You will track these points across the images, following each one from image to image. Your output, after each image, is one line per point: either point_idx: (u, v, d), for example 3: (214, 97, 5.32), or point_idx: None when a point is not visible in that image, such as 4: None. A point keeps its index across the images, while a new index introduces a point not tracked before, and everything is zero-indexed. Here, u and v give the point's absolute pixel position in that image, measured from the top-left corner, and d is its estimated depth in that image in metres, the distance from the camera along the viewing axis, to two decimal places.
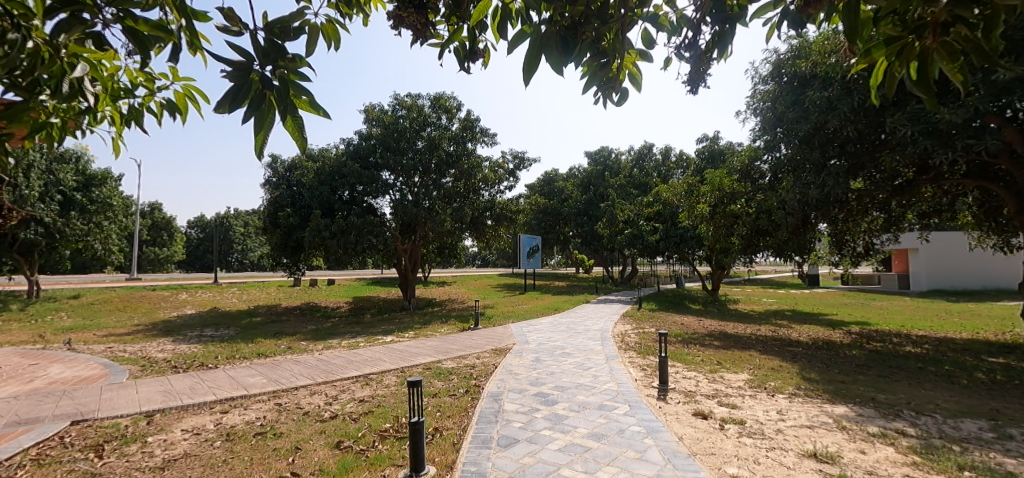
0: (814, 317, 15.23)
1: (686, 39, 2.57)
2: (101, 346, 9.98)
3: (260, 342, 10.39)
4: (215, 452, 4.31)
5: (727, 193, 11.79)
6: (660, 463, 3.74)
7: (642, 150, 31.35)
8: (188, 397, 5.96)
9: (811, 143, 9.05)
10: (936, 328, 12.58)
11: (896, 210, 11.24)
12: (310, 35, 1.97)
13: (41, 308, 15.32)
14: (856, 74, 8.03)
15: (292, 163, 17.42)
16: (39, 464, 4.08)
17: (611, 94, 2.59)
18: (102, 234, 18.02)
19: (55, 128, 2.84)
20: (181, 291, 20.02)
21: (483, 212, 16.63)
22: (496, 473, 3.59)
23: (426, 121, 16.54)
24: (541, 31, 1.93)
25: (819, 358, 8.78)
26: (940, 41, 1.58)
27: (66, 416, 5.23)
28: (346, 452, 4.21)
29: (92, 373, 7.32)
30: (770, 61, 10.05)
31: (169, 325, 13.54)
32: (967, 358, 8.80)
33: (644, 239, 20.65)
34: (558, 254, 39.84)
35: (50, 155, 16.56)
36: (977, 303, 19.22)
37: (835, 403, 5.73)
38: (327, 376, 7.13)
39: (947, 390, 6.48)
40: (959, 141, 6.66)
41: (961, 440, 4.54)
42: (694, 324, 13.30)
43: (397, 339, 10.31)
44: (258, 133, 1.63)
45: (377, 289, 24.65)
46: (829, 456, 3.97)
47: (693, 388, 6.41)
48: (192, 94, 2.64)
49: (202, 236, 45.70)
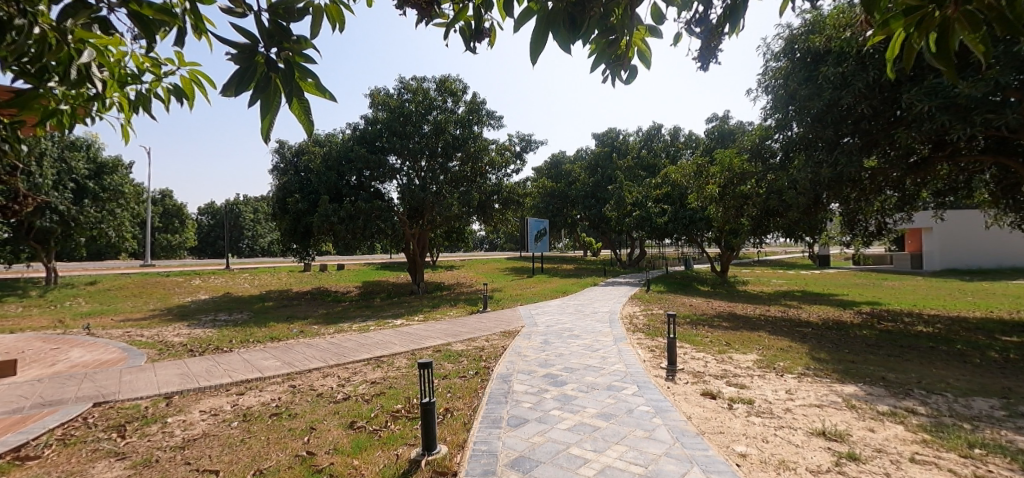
0: (825, 298, 15.16)
1: (697, 15, 2.51)
2: (118, 330, 10.25)
3: (272, 326, 10.55)
4: (232, 432, 4.43)
5: (737, 174, 11.77)
6: (669, 441, 3.78)
7: (650, 131, 30.88)
8: (205, 380, 6.11)
9: (823, 120, 8.84)
10: (949, 308, 12.49)
11: (910, 188, 11.05)
12: (314, 17, 1.93)
13: (59, 294, 15.66)
14: (872, 48, 7.85)
15: (298, 148, 17.42)
16: (65, 443, 4.22)
17: (620, 71, 2.55)
18: (116, 222, 18.24)
19: (65, 115, 2.86)
20: (194, 277, 20.29)
21: (490, 196, 16.54)
22: (507, 451, 3.66)
23: (432, 105, 16.37)
24: (548, 8, 1.88)
25: (829, 338, 8.75)
26: (962, 11, 1.49)
27: (88, 398, 5.39)
28: (359, 432, 4.30)
29: (112, 357, 7.52)
30: (782, 37, 9.78)
31: (183, 309, 13.77)
32: (981, 337, 8.71)
33: (652, 221, 20.51)
34: (566, 238, 39.78)
35: (61, 143, 16.79)
36: (990, 282, 18.97)
37: (845, 383, 5.72)
38: (338, 358, 7.24)
39: (958, 370, 6.43)
40: (977, 116, 6.50)
41: (972, 418, 4.52)
42: (702, 305, 13.40)
43: (406, 323, 10.42)
44: (265, 116, 1.62)
45: (387, 273, 24.92)
46: (838, 435, 3.99)
47: (702, 368, 6.43)
48: (198, 80, 2.66)
49: (213, 222, 46.39)
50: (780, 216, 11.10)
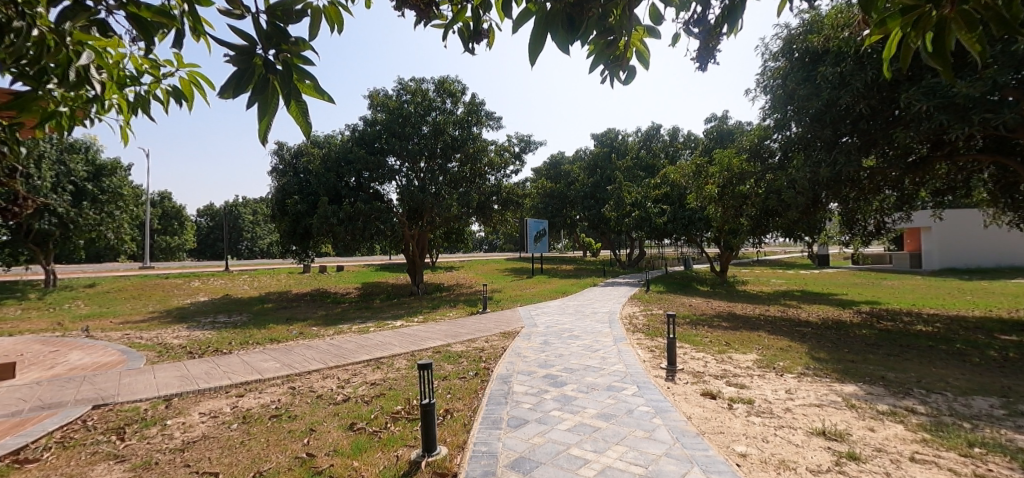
0: (824, 298, 15.19)
1: (695, 15, 2.51)
2: (118, 333, 10.23)
3: (272, 328, 10.55)
4: (232, 434, 4.43)
5: (736, 174, 11.76)
6: (669, 442, 3.78)
7: (649, 131, 30.93)
8: (204, 382, 6.10)
9: (822, 120, 8.83)
10: (948, 307, 12.50)
11: (909, 187, 11.07)
12: (313, 19, 1.93)
13: (59, 297, 15.65)
14: (870, 48, 7.87)
15: (298, 149, 17.42)
16: (64, 446, 4.21)
17: (618, 72, 2.55)
18: (115, 224, 18.24)
19: (65, 117, 2.87)
20: (193, 279, 20.28)
21: (490, 197, 16.55)
22: (506, 452, 3.66)
23: (431, 106, 16.40)
24: (546, 10, 1.89)
25: (828, 337, 8.77)
26: (959, 11, 1.49)
27: (87, 401, 5.38)
28: (358, 434, 4.30)
29: (112, 359, 7.51)
30: (781, 37, 9.77)
31: (182, 311, 13.76)
32: (980, 336, 8.72)
33: (651, 222, 20.52)
34: (565, 239, 39.80)
35: (60, 146, 16.76)
36: (989, 281, 19.00)
37: (845, 382, 5.73)
38: (338, 360, 7.24)
39: (958, 369, 6.44)
40: (975, 115, 6.51)
41: (971, 417, 4.53)
42: (701, 305, 13.41)
43: (406, 324, 10.42)
44: (262, 118, 1.62)
45: (386, 275, 24.96)
46: (837, 434, 3.99)
47: (702, 368, 6.44)
48: (197, 81, 2.66)
49: (212, 224, 46.45)
50: (779, 216, 11.12)
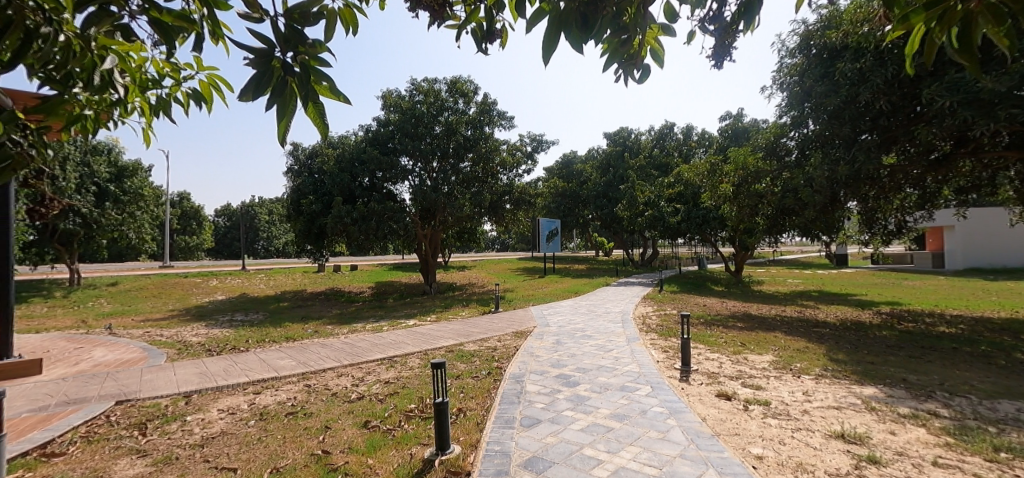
0: (842, 298, 14.89)
1: (710, 12, 2.49)
2: (139, 330, 10.49)
3: (288, 326, 10.71)
4: (250, 431, 4.51)
5: (751, 172, 11.57)
6: (683, 443, 3.75)
7: (662, 129, 30.66)
8: (222, 379, 6.21)
9: (840, 117, 8.66)
10: (972, 308, 12.16)
11: (931, 185, 10.80)
12: (328, 20, 1.96)
13: (83, 295, 16.08)
14: (890, 43, 7.69)
15: (313, 150, 17.64)
16: (89, 441, 4.33)
17: (633, 71, 2.54)
18: (136, 224, 18.66)
19: (89, 120, 2.94)
20: (211, 278, 20.64)
21: (502, 197, 16.57)
22: (519, 451, 3.66)
23: (444, 105, 16.46)
24: (561, 8, 1.88)
25: (847, 338, 8.61)
26: (985, 4, 1.45)
27: (110, 396, 5.52)
28: (373, 431, 4.35)
29: (134, 356, 7.69)
30: (798, 33, 9.60)
31: (201, 310, 14.02)
32: (1005, 338, 8.48)
33: (665, 221, 20.32)
34: (578, 239, 39.69)
35: (83, 148, 17.19)
36: (1015, 282, 18.47)
37: (864, 385, 5.62)
38: (353, 358, 7.32)
39: (982, 371, 6.28)
40: (1000, 110, 6.32)
41: (998, 421, 4.41)
42: (716, 305, 13.26)
43: (419, 324, 10.47)
44: (281, 120, 1.65)
45: (399, 274, 25.13)
46: (857, 437, 3.92)
47: (716, 369, 6.36)
48: (217, 84, 2.71)
49: (229, 223, 47.27)
50: (795, 215, 10.94)
